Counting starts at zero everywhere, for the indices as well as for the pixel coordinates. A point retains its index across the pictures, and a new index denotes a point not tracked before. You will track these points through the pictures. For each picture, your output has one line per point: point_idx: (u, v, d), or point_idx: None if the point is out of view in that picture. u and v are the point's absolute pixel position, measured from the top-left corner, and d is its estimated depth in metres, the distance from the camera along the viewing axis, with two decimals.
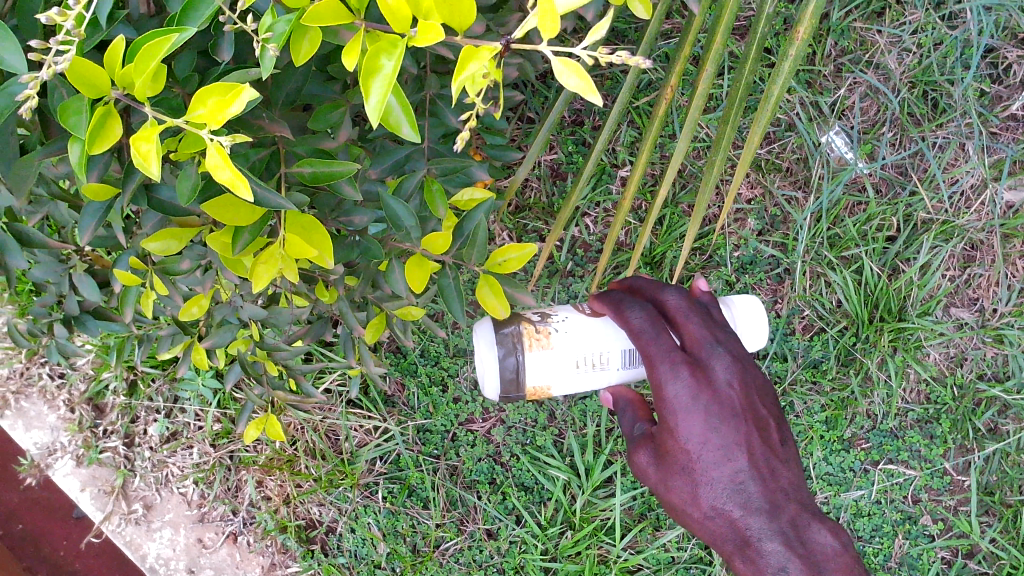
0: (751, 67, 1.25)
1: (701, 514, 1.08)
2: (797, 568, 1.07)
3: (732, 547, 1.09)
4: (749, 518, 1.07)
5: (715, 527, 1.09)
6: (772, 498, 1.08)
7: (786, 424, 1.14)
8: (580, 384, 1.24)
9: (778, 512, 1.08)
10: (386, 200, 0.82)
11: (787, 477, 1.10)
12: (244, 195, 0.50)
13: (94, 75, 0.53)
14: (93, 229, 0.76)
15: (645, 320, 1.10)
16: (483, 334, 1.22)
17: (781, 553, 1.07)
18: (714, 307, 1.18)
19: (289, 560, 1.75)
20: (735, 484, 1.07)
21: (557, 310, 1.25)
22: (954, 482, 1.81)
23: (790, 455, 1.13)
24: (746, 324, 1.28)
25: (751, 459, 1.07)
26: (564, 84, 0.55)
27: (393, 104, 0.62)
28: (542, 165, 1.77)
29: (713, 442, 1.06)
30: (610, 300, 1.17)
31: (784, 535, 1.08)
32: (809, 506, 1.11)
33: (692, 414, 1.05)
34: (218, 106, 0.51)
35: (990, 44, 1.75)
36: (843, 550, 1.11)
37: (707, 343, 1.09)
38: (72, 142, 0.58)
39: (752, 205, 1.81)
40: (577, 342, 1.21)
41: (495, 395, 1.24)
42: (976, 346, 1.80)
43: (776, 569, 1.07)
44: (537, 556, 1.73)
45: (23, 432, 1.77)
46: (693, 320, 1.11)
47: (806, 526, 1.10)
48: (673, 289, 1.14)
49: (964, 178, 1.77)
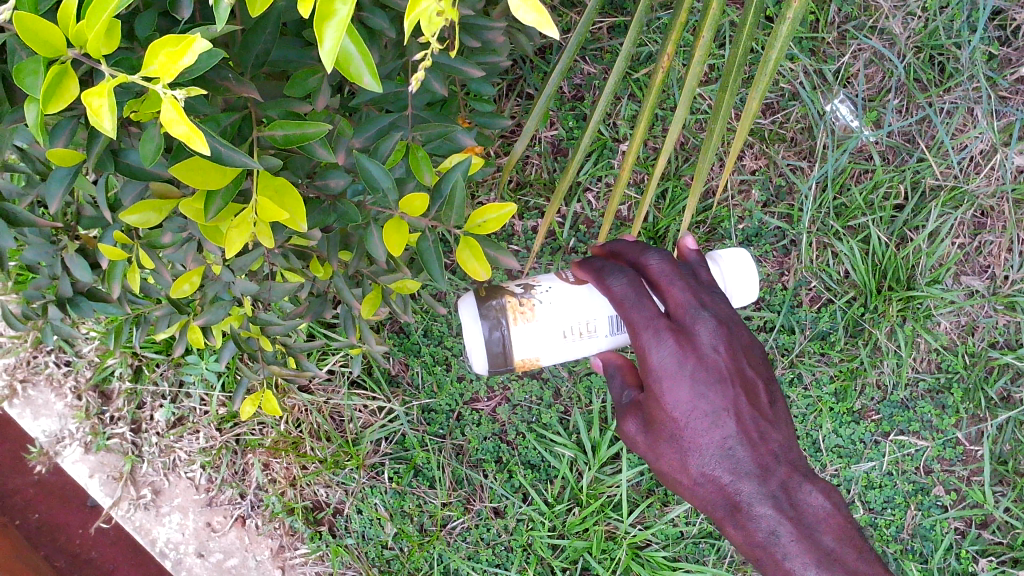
0: (749, 33, 1.21)
1: (691, 480, 1.06)
2: (788, 531, 1.05)
3: (723, 513, 1.07)
4: (739, 483, 1.05)
5: (706, 494, 1.07)
6: (763, 462, 1.05)
7: (776, 386, 1.11)
8: (568, 352, 1.23)
9: (768, 476, 1.05)
10: (363, 163, 0.81)
11: (778, 439, 1.07)
12: (200, 149, 0.50)
13: (47, 32, 0.53)
14: (61, 195, 0.76)
15: (627, 286, 1.07)
16: (468, 308, 1.23)
17: (771, 518, 1.05)
18: (700, 265, 1.15)
19: (297, 542, 1.75)
20: (724, 449, 1.04)
21: (542, 280, 1.23)
22: (966, 452, 1.78)
23: (780, 415, 1.10)
24: (735, 281, 1.25)
25: (740, 424, 1.04)
26: (520, 18, 0.53)
27: (352, 51, 0.61)
28: (542, 142, 1.75)
29: (700, 408, 1.03)
30: (591, 268, 1.14)
31: (775, 499, 1.05)
32: (800, 467, 1.08)
33: (679, 380, 1.02)
34: (170, 58, 0.50)
35: (998, 5, 1.71)
36: (835, 511, 1.08)
37: (691, 308, 1.06)
38: (28, 102, 0.58)
39: (756, 175, 1.78)
40: (562, 313, 1.19)
41: (484, 369, 1.24)
42: (987, 314, 1.76)
43: (766, 534, 1.06)
44: (544, 533, 1.72)
45: (31, 420, 1.77)
46: (676, 284, 1.08)
47: (797, 487, 1.07)
48: (655, 252, 1.11)
49: (973, 143, 1.74)
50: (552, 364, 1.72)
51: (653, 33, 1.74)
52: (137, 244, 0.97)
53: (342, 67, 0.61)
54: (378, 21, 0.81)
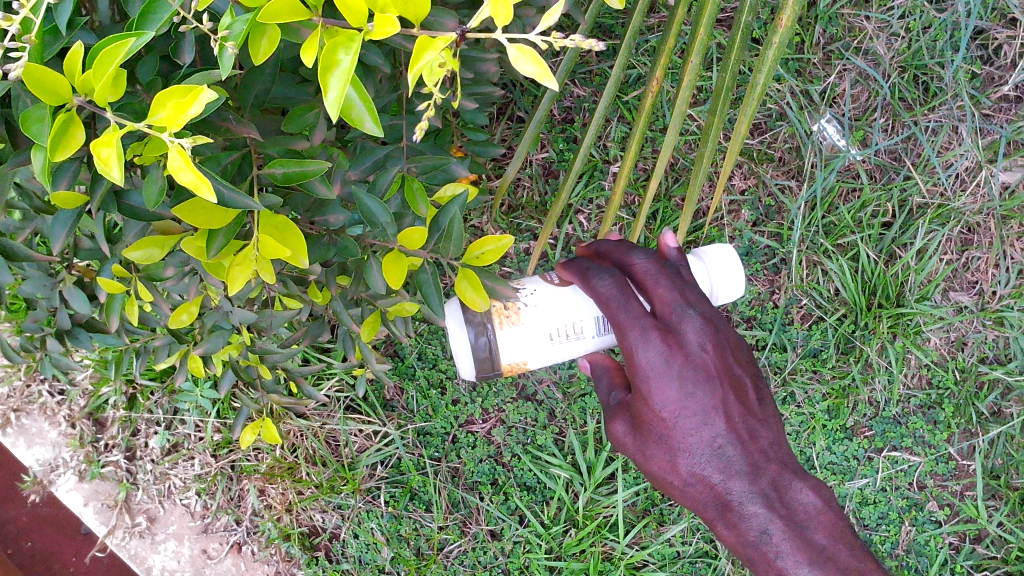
0: (736, 57, 1.22)
1: (681, 481, 1.06)
2: (780, 529, 1.05)
3: (714, 513, 1.07)
4: (729, 482, 1.05)
5: (695, 493, 1.07)
6: (752, 460, 1.05)
7: (763, 383, 1.11)
8: (556, 354, 1.23)
9: (758, 474, 1.05)
10: (361, 197, 0.83)
11: (766, 437, 1.08)
12: (207, 196, 0.51)
13: (55, 82, 0.54)
14: (64, 236, 0.78)
15: (613, 287, 1.06)
16: (452, 313, 1.21)
17: (763, 516, 1.05)
18: (682, 264, 1.13)
19: (293, 568, 1.75)
20: (714, 449, 1.04)
21: (525, 283, 1.22)
22: (958, 467, 1.79)
23: (769, 413, 1.10)
24: (720, 277, 1.24)
25: (729, 423, 1.04)
26: (520, 71, 0.56)
27: (354, 98, 0.63)
28: (534, 164, 1.76)
29: (689, 407, 1.03)
30: (576, 269, 1.13)
31: (765, 497, 1.05)
32: (790, 465, 1.08)
33: (667, 379, 1.02)
34: (177, 109, 0.52)
35: (980, 25, 1.73)
36: (825, 508, 1.09)
37: (677, 306, 1.05)
38: (35, 149, 0.59)
39: (745, 196, 1.80)
40: (547, 315, 1.19)
41: (471, 374, 1.24)
42: (976, 330, 1.78)
43: (758, 532, 1.05)
44: (541, 555, 1.72)
45: (25, 449, 1.76)
46: (662, 283, 1.07)
47: (787, 485, 1.07)
48: (640, 252, 1.10)
49: (959, 161, 1.76)
50: (547, 386, 1.73)
51: (641, 55, 1.76)
52: (137, 277, 0.98)
53: (345, 113, 0.64)
54: (373, 57, 0.83)
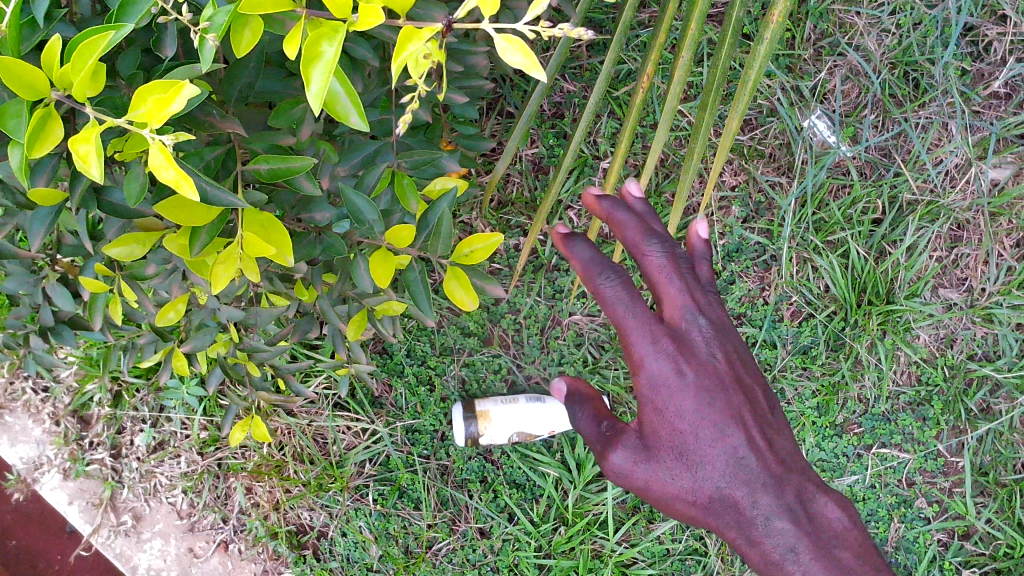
0: (728, 51, 1.21)
1: (704, 500, 1.01)
2: (807, 547, 0.99)
3: (737, 533, 1.01)
4: (754, 495, 1.00)
5: (718, 513, 1.01)
6: (774, 472, 1.02)
7: (772, 394, 1.11)
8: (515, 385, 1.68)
9: (782, 487, 1.01)
10: (347, 194, 0.82)
11: (782, 448, 1.06)
12: (189, 194, 0.50)
13: (31, 75, 0.53)
14: (42, 234, 0.77)
15: (623, 289, 1.03)
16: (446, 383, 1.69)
17: (790, 532, 0.99)
18: (705, 259, 1.14)
19: (281, 566, 1.74)
20: (735, 461, 1.01)
21: None
22: (947, 463, 1.79)
23: (780, 424, 1.09)
24: None
25: (747, 433, 1.02)
26: (508, 61, 0.55)
27: (338, 91, 0.62)
28: (524, 160, 1.75)
29: (706, 417, 1.01)
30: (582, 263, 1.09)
31: (791, 512, 1.01)
32: (811, 479, 1.05)
33: (681, 388, 1.01)
34: (157, 104, 0.51)
35: (970, 22, 1.73)
36: (852, 525, 1.04)
37: (688, 311, 1.04)
38: (12, 145, 0.58)
39: (736, 192, 1.79)
40: None
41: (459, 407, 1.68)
42: (965, 326, 1.78)
43: (784, 551, 0.99)
44: (530, 553, 1.72)
45: (8, 447, 1.73)
46: (674, 284, 1.05)
47: (811, 498, 1.04)
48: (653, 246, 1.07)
49: (949, 158, 1.76)
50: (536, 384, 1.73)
51: (631, 51, 1.75)
52: (120, 275, 0.97)
53: (330, 106, 0.63)
54: (360, 51, 0.82)
